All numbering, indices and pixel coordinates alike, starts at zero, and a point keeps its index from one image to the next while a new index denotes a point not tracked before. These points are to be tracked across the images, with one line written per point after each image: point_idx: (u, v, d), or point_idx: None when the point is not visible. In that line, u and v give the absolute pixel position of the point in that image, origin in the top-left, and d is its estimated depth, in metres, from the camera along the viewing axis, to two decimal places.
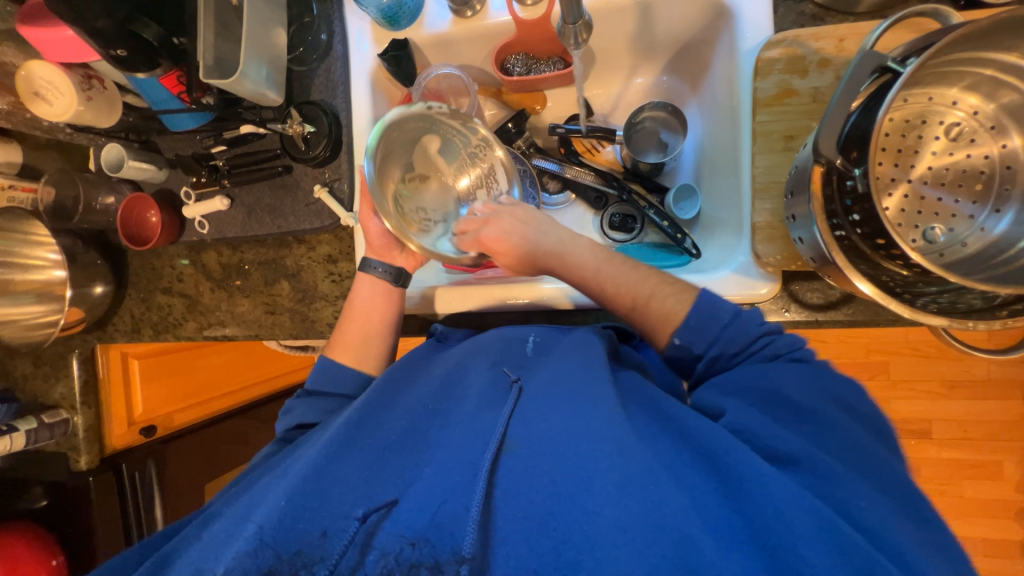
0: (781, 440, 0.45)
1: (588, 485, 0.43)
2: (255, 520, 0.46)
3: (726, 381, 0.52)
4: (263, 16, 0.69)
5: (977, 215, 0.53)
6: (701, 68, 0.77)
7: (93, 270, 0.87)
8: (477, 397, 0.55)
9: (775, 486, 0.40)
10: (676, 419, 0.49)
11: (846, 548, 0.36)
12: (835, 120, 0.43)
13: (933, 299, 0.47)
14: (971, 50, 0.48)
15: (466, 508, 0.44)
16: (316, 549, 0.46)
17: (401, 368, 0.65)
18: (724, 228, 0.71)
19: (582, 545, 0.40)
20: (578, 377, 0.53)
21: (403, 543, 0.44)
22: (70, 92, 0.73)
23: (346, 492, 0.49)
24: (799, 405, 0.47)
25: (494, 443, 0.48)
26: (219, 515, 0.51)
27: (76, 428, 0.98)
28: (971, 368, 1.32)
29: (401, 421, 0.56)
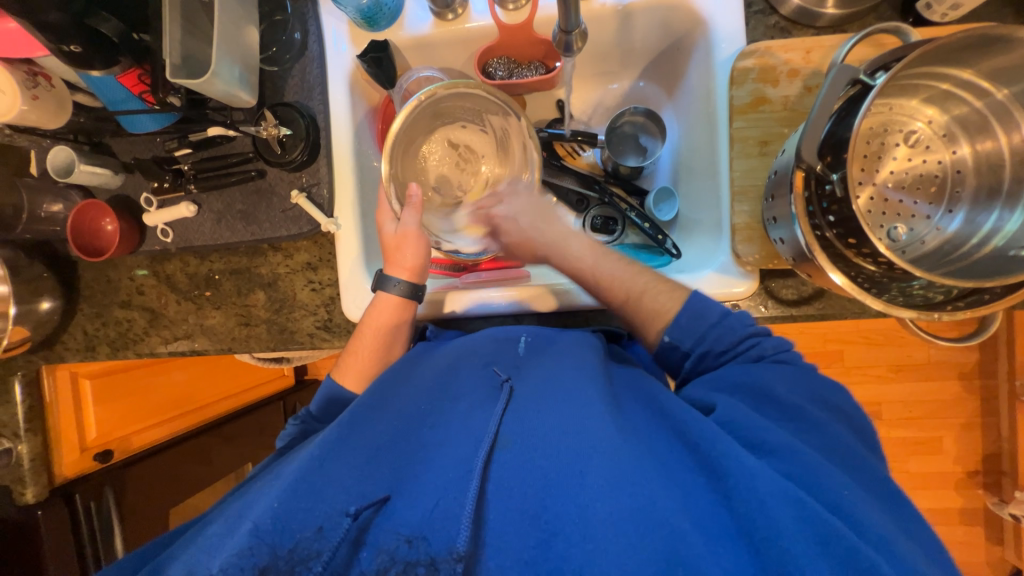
0: (763, 431, 0.46)
1: (580, 479, 0.43)
2: (250, 519, 0.43)
3: (714, 383, 0.55)
4: (235, 12, 0.66)
5: (933, 215, 0.59)
6: (676, 76, 0.80)
7: (40, 284, 0.80)
8: (471, 399, 0.55)
9: (762, 478, 0.41)
10: (672, 413, 0.50)
11: (825, 532, 0.38)
12: (816, 128, 0.46)
13: (900, 293, 0.52)
14: (930, 65, 0.53)
15: (459, 505, 0.43)
16: (314, 543, 0.42)
17: (399, 366, 0.63)
18: (704, 229, 0.74)
19: (572, 536, 0.40)
20: (567, 381, 0.53)
21: (400, 540, 0.43)
22: (13, 90, 0.66)
23: (339, 491, 0.45)
24: (783, 402, 0.49)
25: (487, 441, 0.47)
26: (214, 522, 0.48)
27: (22, 458, 0.90)
28: (915, 353, 1.44)
29: (394, 421, 0.54)
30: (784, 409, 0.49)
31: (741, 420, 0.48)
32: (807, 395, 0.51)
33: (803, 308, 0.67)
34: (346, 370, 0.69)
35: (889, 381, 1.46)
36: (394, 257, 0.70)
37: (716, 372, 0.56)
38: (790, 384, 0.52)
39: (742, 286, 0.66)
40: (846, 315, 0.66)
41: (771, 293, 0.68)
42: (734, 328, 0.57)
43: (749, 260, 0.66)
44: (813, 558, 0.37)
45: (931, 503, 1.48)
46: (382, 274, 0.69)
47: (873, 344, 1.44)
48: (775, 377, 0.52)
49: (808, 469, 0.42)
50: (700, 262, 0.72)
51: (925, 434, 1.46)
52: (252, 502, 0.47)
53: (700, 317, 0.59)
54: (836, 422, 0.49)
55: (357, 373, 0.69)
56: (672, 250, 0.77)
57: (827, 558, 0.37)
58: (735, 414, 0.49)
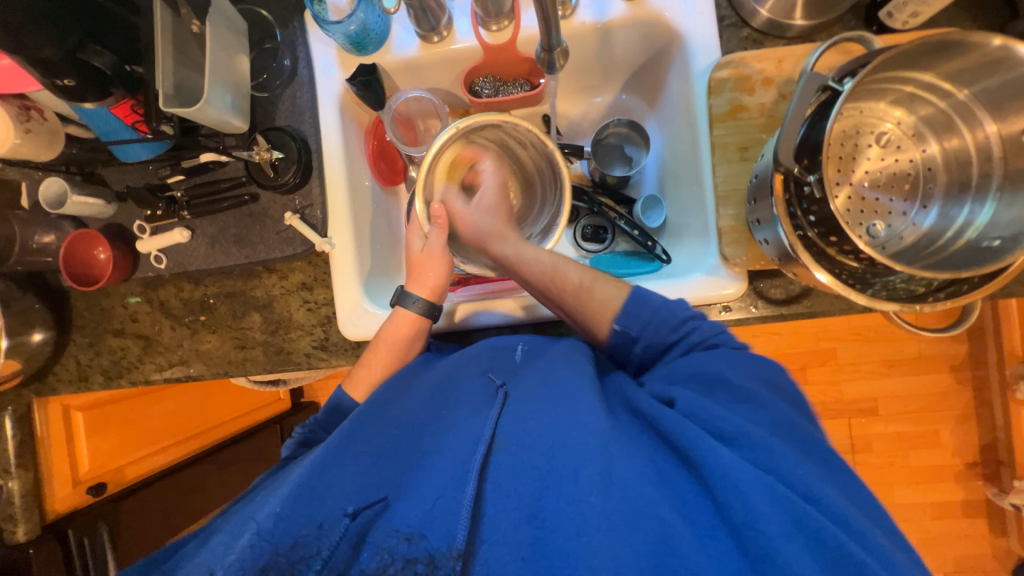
0: (726, 420, 0.46)
1: (574, 474, 0.43)
2: (254, 525, 0.44)
3: (671, 378, 0.56)
4: (226, 42, 0.67)
5: (909, 212, 0.61)
6: (656, 88, 0.83)
7: (32, 316, 0.79)
8: (469, 405, 0.55)
9: (747, 471, 0.40)
10: (649, 412, 0.50)
11: (800, 517, 0.38)
12: (790, 132, 0.49)
13: (882, 287, 0.53)
14: (896, 70, 0.56)
15: (458, 501, 0.44)
16: (312, 542, 0.44)
17: (400, 376, 0.63)
18: (691, 234, 0.76)
19: (566, 532, 0.40)
20: (559, 382, 0.53)
21: (398, 539, 0.43)
22: (5, 124, 0.67)
23: (340, 497, 0.46)
24: (735, 385, 0.51)
25: (483, 442, 0.48)
26: (217, 531, 0.48)
27: (13, 495, 0.89)
28: (906, 347, 1.46)
29: (393, 430, 0.54)
30: (733, 392, 0.50)
31: (703, 411, 0.48)
32: (751, 376, 0.52)
33: (793, 307, 0.69)
34: (357, 382, 0.69)
35: (883, 376, 1.47)
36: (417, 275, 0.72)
37: (666, 366, 0.57)
38: (736, 367, 0.53)
39: (732, 288, 0.68)
40: (834, 311, 0.68)
41: (760, 293, 0.69)
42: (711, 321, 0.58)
43: (737, 262, 0.67)
44: (801, 549, 0.36)
45: (933, 497, 1.49)
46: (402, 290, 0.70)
47: (864, 340, 1.47)
48: (729, 364, 0.53)
49: (769, 454, 0.42)
50: (690, 266, 0.73)
51: (922, 428, 1.47)
52: (254, 509, 0.47)
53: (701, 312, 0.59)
54: (773, 396, 0.51)
55: (369, 385, 0.68)
56: (662, 256, 0.79)
57: (801, 543, 0.37)
58: (694, 406, 0.49)
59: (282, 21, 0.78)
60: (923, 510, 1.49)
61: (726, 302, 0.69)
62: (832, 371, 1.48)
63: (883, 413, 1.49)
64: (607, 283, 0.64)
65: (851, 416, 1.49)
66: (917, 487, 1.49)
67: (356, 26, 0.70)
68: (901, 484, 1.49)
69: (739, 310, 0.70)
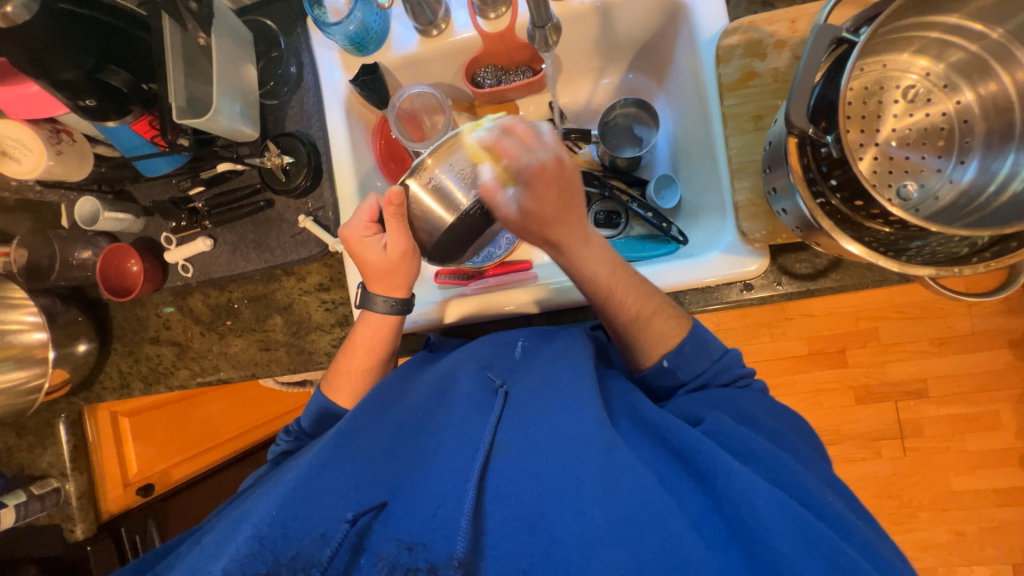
0: (748, 441, 0.47)
1: (577, 484, 0.43)
2: (251, 523, 0.45)
3: (696, 401, 0.56)
4: (232, 54, 0.70)
5: (945, 168, 0.56)
6: (664, 63, 0.80)
7: (75, 328, 0.84)
8: (467, 403, 0.54)
9: (743, 479, 0.42)
10: (653, 421, 0.50)
11: (812, 537, 0.38)
12: (803, 92, 0.45)
13: (917, 252, 0.50)
14: (917, 16, 0.52)
15: (458, 510, 0.43)
16: (314, 550, 0.44)
17: (391, 383, 0.61)
18: (708, 212, 0.73)
19: (571, 542, 0.40)
20: (567, 383, 0.52)
21: (400, 547, 0.43)
22: (39, 148, 0.71)
23: (337, 498, 0.46)
24: (768, 425, 0.52)
25: (482, 450, 0.47)
26: (213, 530, 0.48)
27: (70, 496, 0.92)
28: (956, 324, 1.37)
29: (394, 429, 0.54)
30: (766, 431, 0.51)
31: (724, 431, 0.49)
32: (782, 420, 0.54)
33: (820, 281, 0.65)
34: (338, 387, 0.69)
35: (931, 355, 1.38)
36: (383, 280, 0.67)
37: (701, 393, 0.57)
38: (769, 410, 0.55)
39: (753, 265, 0.65)
40: (865, 284, 0.64)
41: (784, 269, 0.66)
42: (731, 367, 0.59)
43: (757, 237, 0.64)
44: (804, 562, 0.37)
45: (996, 484, 1.38)
46: (368, 293, 0.68)
47: (907, 318, 1.38)
48: (756, 405, 0.55)
49: (778, 470, 0.45)
50: (708, 244, 0.70)
51: (980, 409, 1.37)
52: (250, 507, 0.47)
53: (703, 352, 0.59)
54: (804, 442, 0.53)
55: (350, 390, 0.68)
56: (679, 237, 0.77)
57: (818, 561, 0.37)
58: (721, 425, 0.49)
59: (285, 28, 0.80)
60: (985, 498, 1.38)
61: (748, 281, 0.66)
62: (876, 352, 1.40)
63: (934, 394, 1.39)
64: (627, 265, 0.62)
65: (897, 399, 1.40)
66: (977, 473, 1.38)
67: (355, 26, 0.71)
68: (960, 471, 1.39)
69: (763, 288, 0.66)
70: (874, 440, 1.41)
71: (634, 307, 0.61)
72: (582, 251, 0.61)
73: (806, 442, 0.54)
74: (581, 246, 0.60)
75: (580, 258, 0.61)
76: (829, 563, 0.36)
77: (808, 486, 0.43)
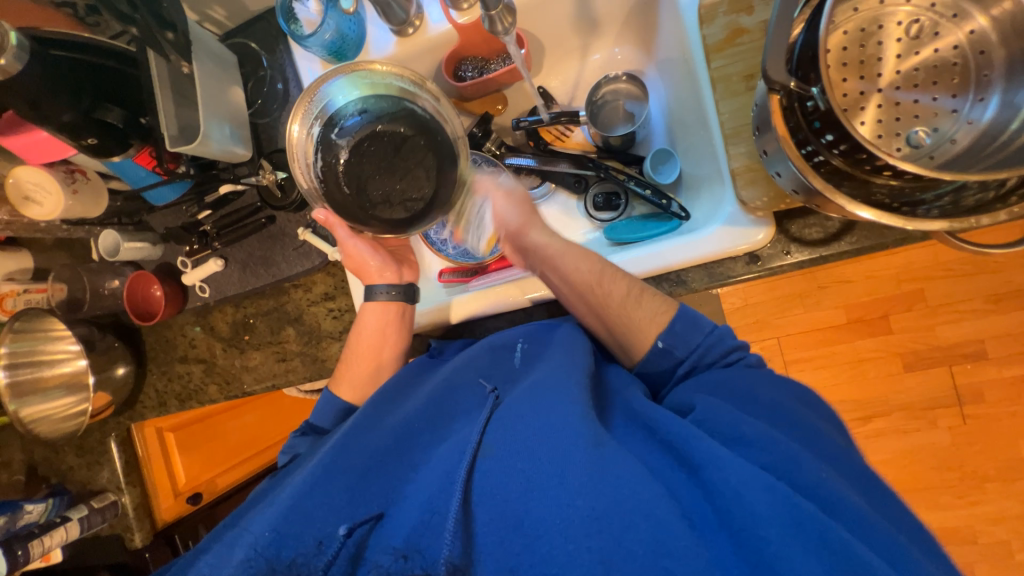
0: (743, 424, 0.45)
1: (561, 479, 0.42)
2: (248, 540, 0.45)
3: (696, 386, 0.54)
4: (218, 78, 0.72)
5: (961, 108, 0.52)
6: (649, 30, 0.77)
7: (113, 353, 0.90)
8: (462, 411, 0.56)
9: (731, 468, 0.40)
10: (643, 413, 0.49)
11: (805, 523, 0.36)
12: (778, 44, 0.42)
13: (932, 205, 0.45)
14: None
15: (444, 514, 0.44)
16: (310, 559, 0.45)
17: (388, 393, 0.62)
18: (707, 183, 0.70)
19: (554, 537, 0.40)
20: (556, 380, 0.52)
21: (394, 556, 0.45)
22: (56, 190, 0.76)
23: (328, 513, 0.47)
24: (769, 404, 0.49)
25: (469, 452, 0.47)
26: (205, 550, 0.49)
27: (127, 508, 1.00)
28: (1014, 277, 1.26)
29: (386, 437, 0.54)
30: (770, 412, 0.48)
31: (714, 418, 0.47)
32: (787, 394, 0.52)
33: (833, 246, 0.60)
34: (342, 380, 0.71)
35: (988, 313, 1.27)
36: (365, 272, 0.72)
37: (700, 377, 0.55)
38: (773, 386, 0.52)
39: (760, 234, 0.61)
40: (884, 243, 0.59)
41: (792, 237, 0.61)
42: (724, 340, 0.57)
43: (758, 205, 0.60)
44: (797, 551, 0.35)
45: None
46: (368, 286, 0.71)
47: (955, 276, 1.27)
48: (762, 384, 0.52)
49: (781, 455, 0.42)
50: (709, 217, 0.67)
51: None
52: (246, 523, 0.48)
53: (693, 327, 0.58)
54: (811, 414, 0.50)
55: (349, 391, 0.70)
56: (680, 212, 0.73)
57: (803, 542, 0.35)
58: (710, 412, 0.48)
59: (268, 47, 0.81)
60: None
61: (757, 252, 0.62)
62: (924, 315, 1.30)
63: (994, 356, 1.28)
64: (616, 273, 0.63)
65: (952, 364, 1.29)
66: None
67: (331, 34, 0.72)
68: None
69: (773, 259, 0.62)
70: (928, 409, 1.30)
71: (624, 286, 0.61)
72: (561, 265, 0.65)
73: (815, 415, 0.50)
74: (557, 261, 0.66)
75: (561, 274, 0.65)
76: (816, 538, 0.35)
77: (799, 458, 0.41)
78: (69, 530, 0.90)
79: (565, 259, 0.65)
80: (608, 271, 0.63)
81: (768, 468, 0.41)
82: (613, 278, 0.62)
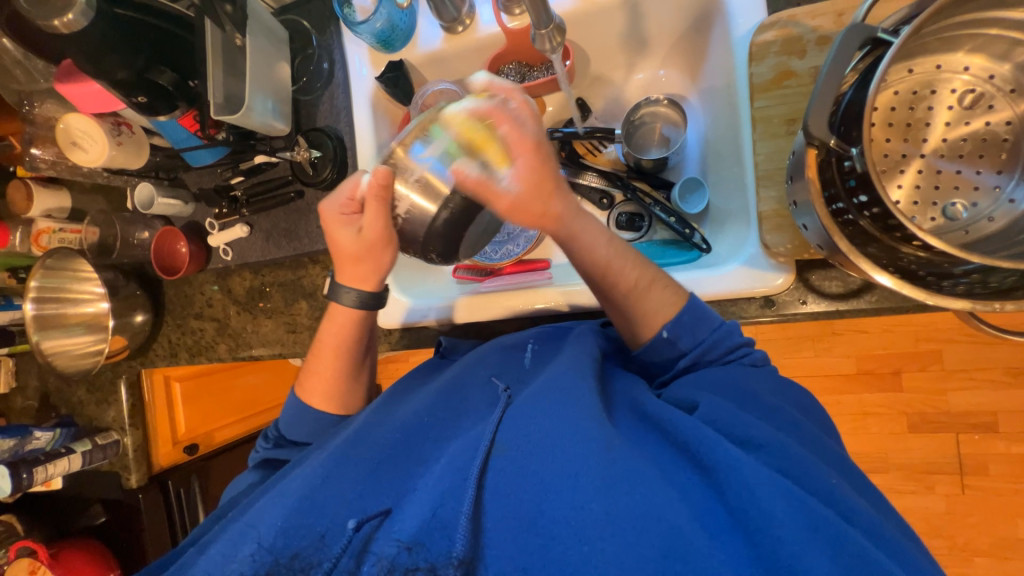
0: (746, 426, 0.45)
1: (575, 483, 0.43)
2: (257, 535, 0.48)
3: (693, 385, 0.53)
4: (268, 53, 0.74)
5: (1003, 186, 0.51)
6: (698, 57, 0.76)
7: (134, 300, 0.94)
8: (472, 410, 0.56)
9: (748, 469, 0.41)
10: (655, 414, 0.49)
11: (816, 522, 0.37)
12: (822, 100, 0.42)
13: (962, 283, 0.44)
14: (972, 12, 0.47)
15: (457, 511, 0.45)
16: (315, 553, 0.47)
17: (390, 396, 0.64)
18: (733, 220, 0.69)
19: (571, 539, 0.40)
20: (562, 382, 0.51)
21: (399, 547, 0.44)
22: (102, 140, 0.79)
23: (340, 505, 0.49)
24: (764, 403, 0.50)
25: (482, 450, 0.48)
26: (214, 541, 0.52)
27: (127, 449, 1.04)
28: None
29: (397, 431, 0.56)
30: (766, 411, 0.49)
31: (722, 416, 0.47)
32: (789, 401, 0.52)
33: (852, 302, 0.59)
34: (311, 389, 0.71)
35: (1006, 386, 1.24)
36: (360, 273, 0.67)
37: (702, 374, 0.54)
38: (770, 387, 0.52)
39: (779, 279, 0.60)
40: (905, 308, 0.58)
41: (811, 286, 0.61)
42: (729, 338, 0.56)
43: (781, 251, 0.60)
44: (813, 552, 0.36)
45: None
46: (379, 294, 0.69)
47: (978, 343, 1.24)
48: (763, 386, 0.52)
49: (793, 460, 0.43)
50: (730, 254, 0.66)
51: None
52: (255, 515, 0.51)
53: (703, 321, 0.56)
54: (806, 419, 0.50)
55: (322, 392, 0.70)
56: (702, 244, 0.73)
57: (820, 543, 0.36)
58: (716, 412, 0.48)
59: (320, 27, 0.83)
60: None
61: (773, 296, 0.62)
62: (938, 377, 1.27)
63: (1005, 430, 1.24)
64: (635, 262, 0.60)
65: (959, 432, 1.26)
66: None
67: (382, 23, 0.73)
68: None
69: (788, 306, 0.61)
70: (927, 473, 1.27)
71: (634, 276, 0.58)
72: (583, 239, 0.57)
73: (812, 423, 0.51)
74: (581, 232, 0.57)
75: (582, 247, 0.58)
76: (834, 544, 0.36)
77: (811, 468, 0.42)
78: (71, 462, 0.94)
79: (586, 237, 0.57)
80: (621, 256, 0.58)
81: (780, 470, 0.42)
82: (625, 262, 0.58)
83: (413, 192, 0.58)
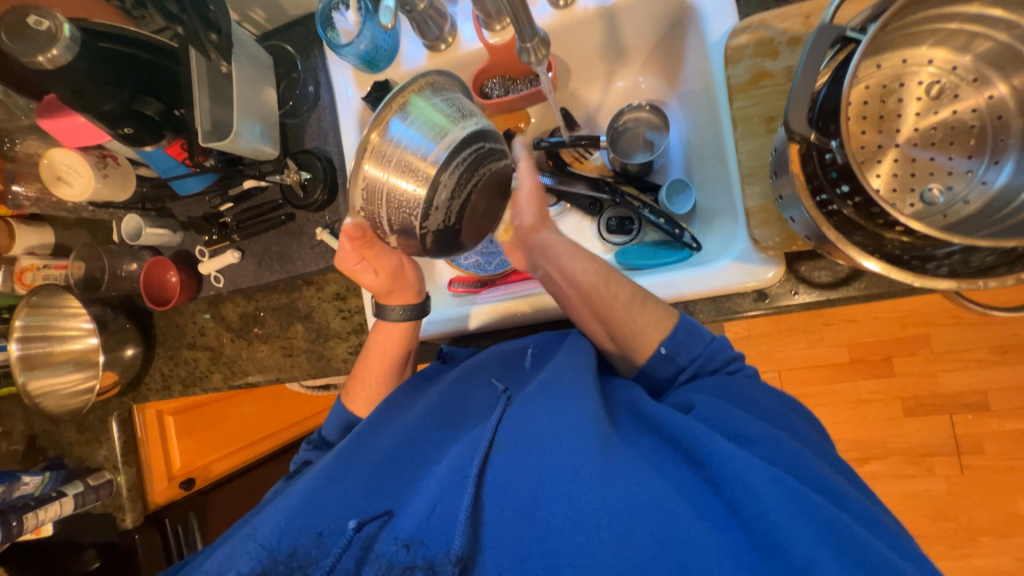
0: (745, 422, 0.46)
1: (573, 473, 0.43)
2: (258, 537, 0.49)
3: (696, 391, 0.54)
4: (253, 79, 0.75)
5: (976, 170, 0.53)
6: (675, 63, 0.78)
7: (123, 334, 0.92)
8: (473, 413, 0.56)
9: (739, 459, 0.40)
10: (650, 413, 0.49)
11: (810, 509, 0.37)
12: (801, 97, 0.43)
13: (943, 262, 0.46)
14: (933, 8, 0.49)
15: (455, 507, 0.45)
16: (314, 549, 0.48)
17: (390, 404, 0.62)
18: (720, 218, 0.71)
19: (566, 529, 0.41)
20: (563, 381, 0.51)
21: (398, 545, 0.46)
22: (87, 173, 0.79)
23: (341, 505, 0.50)
24: (766, 407, 0.51)
25: (481, 447, 0.48)
26: (222, 541, 0.53)
27: (121, 488, 1.01)
28: None
29: (396, 436, 0.55)
30: (766, 413, 0.50)
31: (716, 417, 0.48)
32: (784, 405, 0.53)
33: (842, 290, 0.61)
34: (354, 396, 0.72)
35: (996, 365, 1.27)
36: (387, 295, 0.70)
37: (704, 383, 0.55)
38: (771, 394, 0.53)
39: (769, 272, 0.62)
40: (894, 293, 0.60)
41: (800, 277, 0.62)
42: (725, 349, 0.57)
43: (770, 245, 0.61)
44: (809, 541, 0.36)
45: None
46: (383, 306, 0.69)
47: (964, 325, 1.27)
48: (761, 391, 0.53)
49: (791, 455, 0.43)
50: (721, 251, 0.68)
51: None
52: (257, 520, 0.52)
53: (696, 336, 0.57)
54: (805, 424, 0.51)
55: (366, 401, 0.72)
56: (692, 243, 0.74)
57: (813, 529, 0.36)
58: (713, 411, 0.48)
59: (303, 51, 0.84)
60: None
61: (765, 289, 0.63)
62: (929, 360, 1.29)
63: (997, 408, 1.27)
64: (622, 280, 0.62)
65: (953, 413, 1.28)
66: None
67: (366, 45, 0.74)
68: None
69: (781, 298, 0.63)
70: (925, 456, 1.29)
71: (628, 291, 0.61)
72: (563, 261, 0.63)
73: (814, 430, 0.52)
74: (562, 257, 0.64)
75: (560, 267, 0.64)
76: (826, 526, 0.36)
77: (805, 462, 0.43)
78: (63, 505, 0.90)
79: (571, 261, 0.63)
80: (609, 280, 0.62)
81: (775, 462, 0.42)
82: (615, 282, 0.61)
83: (395, 177, 0.48)
